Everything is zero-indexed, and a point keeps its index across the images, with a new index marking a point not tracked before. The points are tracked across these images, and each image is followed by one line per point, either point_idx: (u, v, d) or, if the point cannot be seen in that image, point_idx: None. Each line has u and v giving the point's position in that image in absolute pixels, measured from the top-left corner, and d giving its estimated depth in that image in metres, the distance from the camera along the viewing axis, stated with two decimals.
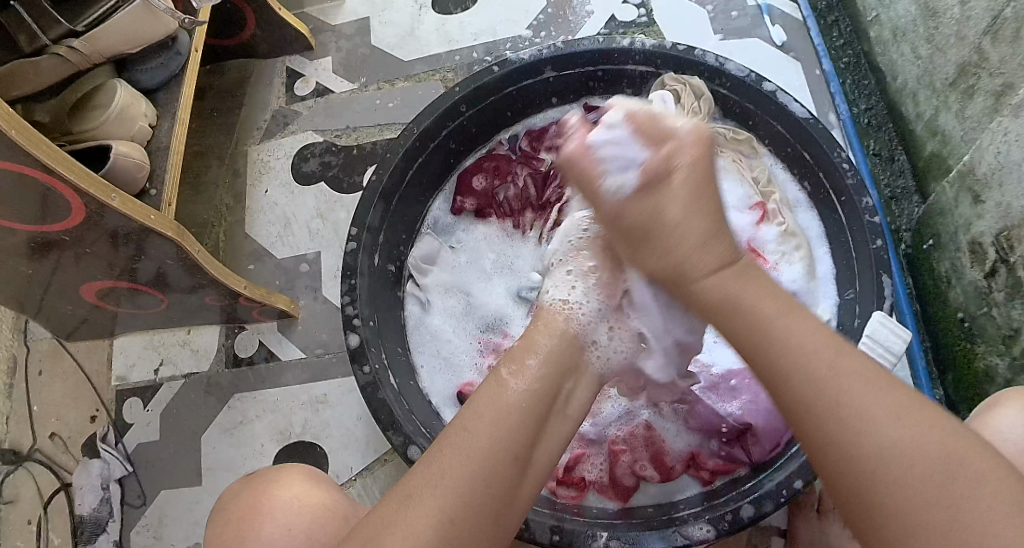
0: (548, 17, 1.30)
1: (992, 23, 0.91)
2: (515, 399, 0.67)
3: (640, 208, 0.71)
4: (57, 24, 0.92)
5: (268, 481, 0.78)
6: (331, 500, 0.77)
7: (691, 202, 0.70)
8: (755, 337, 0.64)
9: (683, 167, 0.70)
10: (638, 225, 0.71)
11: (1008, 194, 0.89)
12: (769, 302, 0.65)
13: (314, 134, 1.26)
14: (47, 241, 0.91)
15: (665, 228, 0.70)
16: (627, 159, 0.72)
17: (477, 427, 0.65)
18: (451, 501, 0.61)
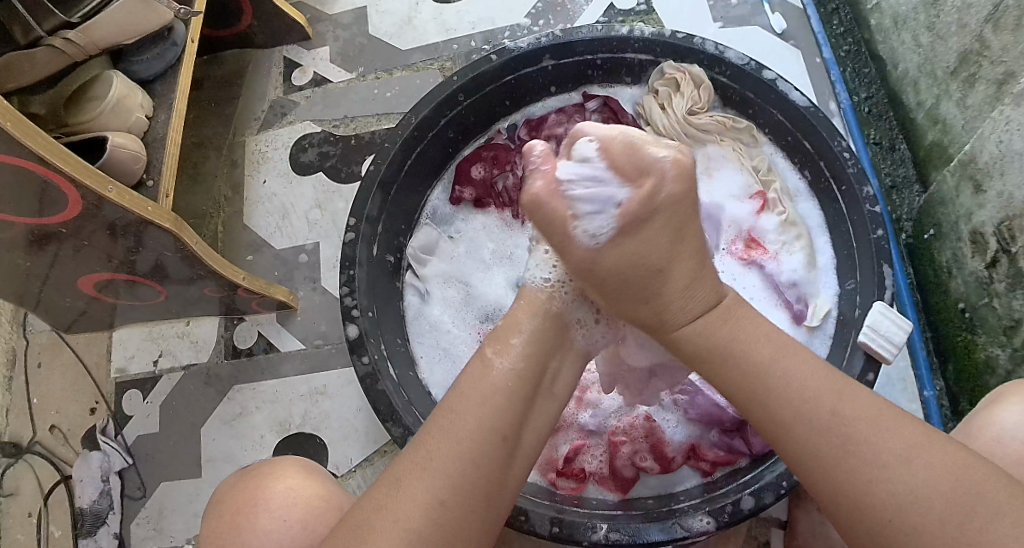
0: (547, 5, 1.29)
1: (995, 11, 0.90)
2: (501, 380, 0.68)
3: (620, 252, 0.70)
4: (52, 16, 0.90)
5: (259, 472, 0.78)
6: (325, 488, 0.78)
7: (679, 239, 0.71)
8: (747, 378, 0.67)
9: (665, 204, 0.69)
10: (624, 271, 0.71)
11: (1009, 184, 0.89)
12: (759, 346, 0.68)
13: (312, 124, 1.26)
14: (45, 233, 0.90)
15: (649, 273, 0.71)
16: (603, 203, 0.69)
17: (465, 409, 0.66)
18: (442, 483, 0.62)
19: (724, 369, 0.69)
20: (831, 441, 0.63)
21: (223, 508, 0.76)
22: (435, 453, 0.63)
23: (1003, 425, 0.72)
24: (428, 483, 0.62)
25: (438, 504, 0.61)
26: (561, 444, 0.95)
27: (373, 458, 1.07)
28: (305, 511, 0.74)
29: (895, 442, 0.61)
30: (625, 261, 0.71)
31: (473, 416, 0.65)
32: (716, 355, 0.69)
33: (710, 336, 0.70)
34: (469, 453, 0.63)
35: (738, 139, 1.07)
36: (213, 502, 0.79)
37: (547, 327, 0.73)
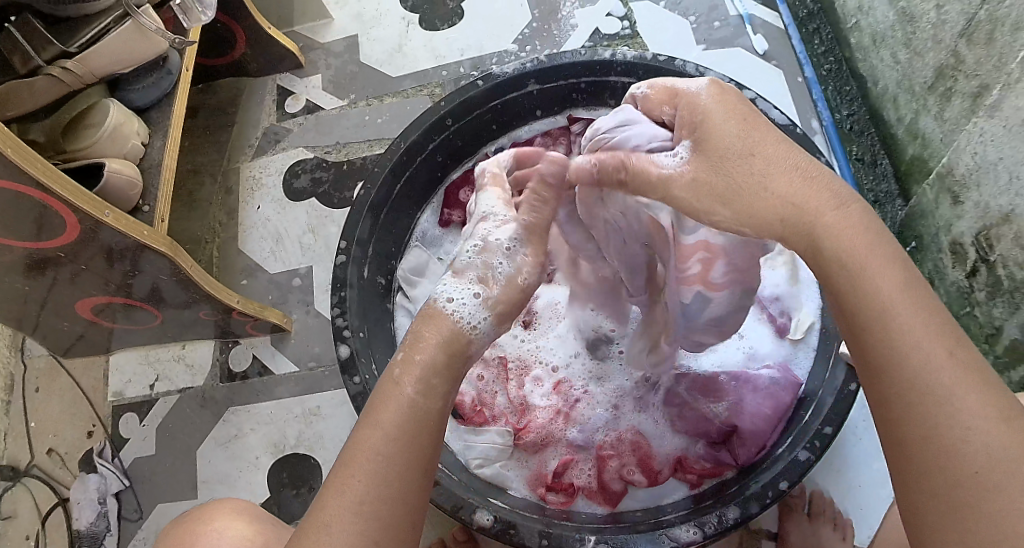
0: (533, 31, 1.33)
1: (967, 26, 0.92)
2: (396, 409, 0.62)
3: (708, 148, 0.67)
4: (51, 45, 0.94)
5: (191, 522, 0.79)
6: (257, 530, 0.77)
7: (745, 131, 0.66)
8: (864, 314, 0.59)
9: (710, 108, 0.67)
10: (724, 168, 0.66)
11: (985, 194, 0.91)
12: (882, 270, 0.59)
13: (306, 151, 1.28)
14: (43, 258, 0.92)
15: (746, 167, 0.65)
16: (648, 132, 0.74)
17: (385, 444, 0.60)
18: (376, 524, 0.58)
19: (852, 301, 0.60)
20: (905, 381, 0.56)
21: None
22: (348, 497, 0.58)
23: None
24: (351, 527, 0.58)
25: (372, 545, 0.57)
26: (551, 459, 0.97)
27: None
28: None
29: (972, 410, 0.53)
30: (715, 163, 0.66)
31: (394, 455, 0.60)
32: (836, 272, 0.61)
33: (838, 239, 0.61)
34: (383, 485, 0.59)
35: None
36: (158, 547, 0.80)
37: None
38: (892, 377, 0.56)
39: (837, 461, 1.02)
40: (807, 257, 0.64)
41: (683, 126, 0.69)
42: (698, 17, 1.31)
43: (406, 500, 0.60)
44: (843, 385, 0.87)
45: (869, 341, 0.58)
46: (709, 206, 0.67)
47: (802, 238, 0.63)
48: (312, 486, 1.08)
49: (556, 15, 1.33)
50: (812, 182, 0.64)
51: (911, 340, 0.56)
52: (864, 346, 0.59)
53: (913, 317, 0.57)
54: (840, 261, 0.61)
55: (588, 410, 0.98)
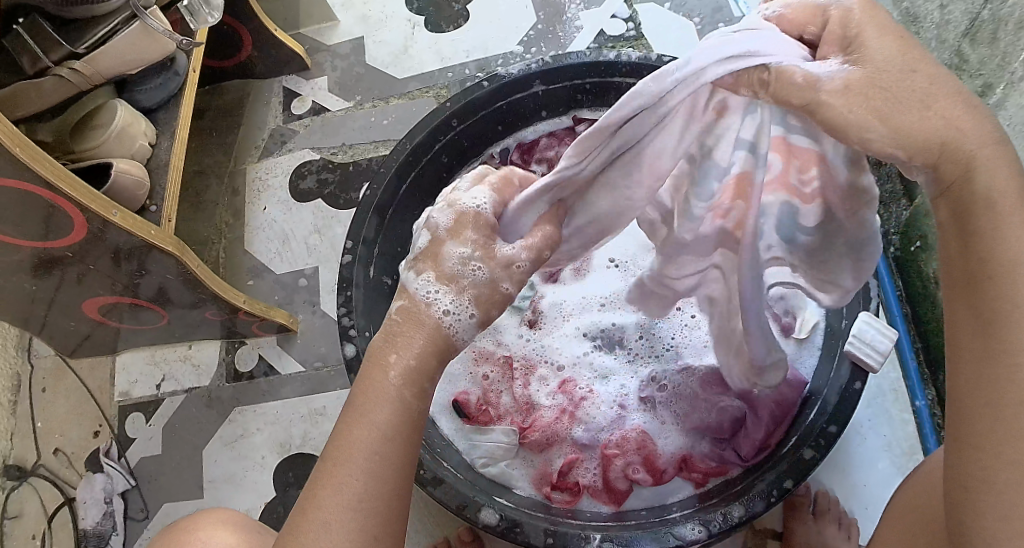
0: (538, 33, 1.33)
1: (970, 26, 0.92)
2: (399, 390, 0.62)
3: (866, 73, 0.59)
4: (59, 46, 0.95)
5: (179, 530, 0.79)
6: (241, 540, 0.77)
7: (905, 46, 0.59)
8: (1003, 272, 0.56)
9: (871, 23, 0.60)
10: (881, 82, 0.58)
11: None
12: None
13: (310, 152, 1.29)
14: (51, 257, 0.93)
15: (908, 82, 0.58)
16: (789, 48, 0.62)
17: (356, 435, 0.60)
18: (371, 520, 0.59)
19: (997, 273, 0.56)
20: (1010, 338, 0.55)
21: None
22: (345, 497, 0.59)
23: None
24: (350, 524, 0.58)
25: (370, 539, 0.59)
26: (556, 458, 0.97)
27: None
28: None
29: None
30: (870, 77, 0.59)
31: (375, 448, 0.60)
32: (979, 214, 0.58)
33: (972, 194, 0.58)
34: (383, 480, 0.60)
35: None
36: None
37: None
38: (1002, 331, 0.55)
39: (842, 458, 1.02)
40: (954, 191, 0.59)
41: (832, 42, 0.61)
42: (703, 18, 1.31)
43: (395, 495, 0.60)
44: (847, 384, 0.87)
45: (993, 291, 0.56)
46: (864, 118, 0.58)
47: (956, 168, 0.58)
48: None
49: (561, 17, 1.34)
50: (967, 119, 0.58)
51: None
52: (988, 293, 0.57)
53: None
54: (977, 200, 0.58)
55: (592, 409, 0.99)
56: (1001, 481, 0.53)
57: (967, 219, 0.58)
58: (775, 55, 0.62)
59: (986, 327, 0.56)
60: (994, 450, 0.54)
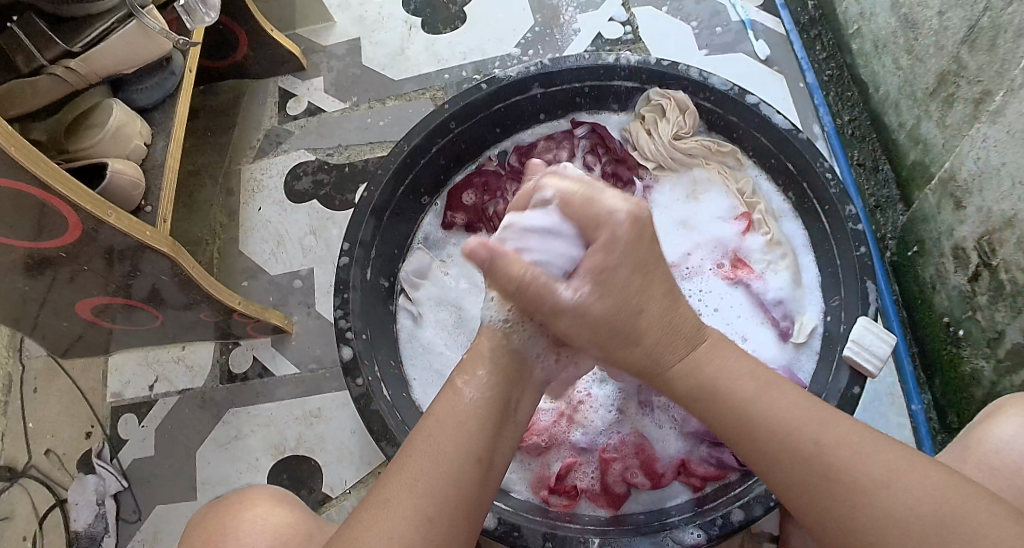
0: (536, 35, 1.33)
1: (970, 33, 0.92)
2: (471, 405, 0.70)
3: (597, 306, 0.70)
4: (54, 44, 0.94)
5: (228, 504, 0.78)
6: (296, 518, 0.78)
7: (642, 278, 0.71)
8: (744, 421, 0.67)
9: (615, 252, 0.70)
10: (610, 285, 0.70)
11: (988, 200, 0.90)
12: (746, 382, 0.69)
13: (306, 153, 1.28)
14: (43, 257, 0.91)
15: (632, 288, 0.70)
16: (551, 255, 0.72)
17: (441, 434, 0.68)
18: (427, 501, 0.64)
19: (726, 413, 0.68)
20: (813, 468, 0.64)
21: (194, 540, 0.77)
22: (409, 477, 0.65)
23: (1000, 439, 0.74)
24: (411, 502, 0.64)
25: (427, 521, 0.63)
26: (553, 462, 0.96)
27: (367, 479, 1.07)
28: (270, 542, 0.74)
29: (873, 467, 0.63)
30: (607, 314, 0.70)
31: (447, 443, 0.67)
32: (708, 380, 0.70)
33: (697, 370, 0.70)
34: (447, 468, 0.65)
35: (723, 163, 1.10)
36: (186, 535, 0.79)
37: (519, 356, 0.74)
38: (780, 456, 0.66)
39: None
40: (687, 366, 0.70)
41: (586, 275, 0.70)
42: (700, 23, 1.31)
43: (458, 484, 0.65)
44: (846, 388, 0.88)
45: (751, 429, 0.67)
46: (639, 331, 0.70)
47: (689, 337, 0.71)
48: (312, 488, 1.08)
49: (559, 20, 1.34)
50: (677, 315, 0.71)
51: (783, 435, 0.66)
52: (756, 451, 0.67)
53: (780, 415, 0.67)
54: (702, 383, 0.70)
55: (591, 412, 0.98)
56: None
57: (705, 389, 0.70)
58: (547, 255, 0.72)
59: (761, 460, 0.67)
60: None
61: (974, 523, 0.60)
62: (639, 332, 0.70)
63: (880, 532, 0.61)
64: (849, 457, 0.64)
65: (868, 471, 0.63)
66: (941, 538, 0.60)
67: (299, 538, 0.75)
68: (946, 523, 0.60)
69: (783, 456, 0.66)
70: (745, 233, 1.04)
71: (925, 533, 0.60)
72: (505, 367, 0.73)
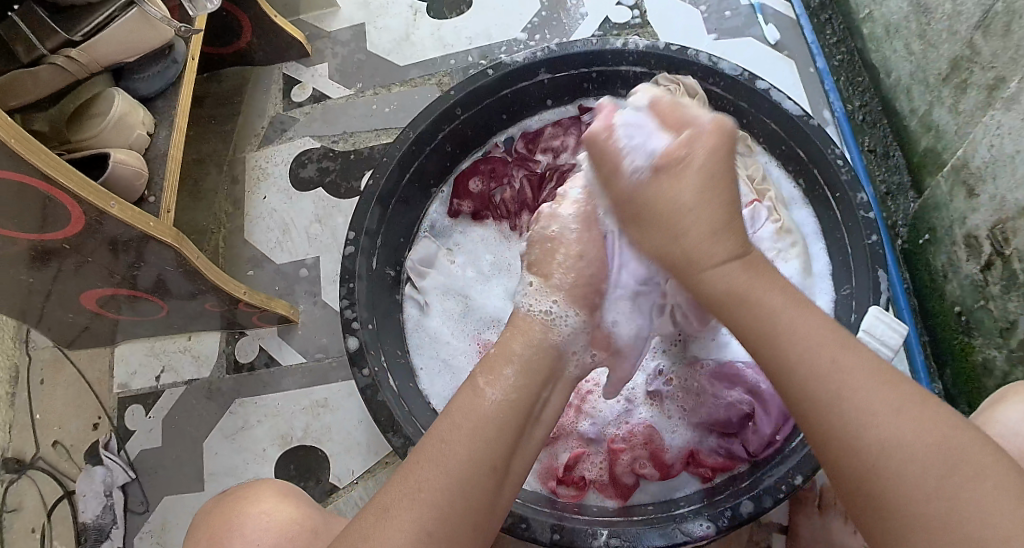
0: (542, 20, 1.31)
1: (984, 18, 0.91)
2: (491, 409, 0.68)
3: (656, 191, 0.71)
4: (55, 33, 0.93)
5: (236, 500, 0.78)
6: (301, 513, 0.77)
7: (705, 185, 0.70)
8: (764, 329, 0.64)
9: (700, 155, 0.70)
10: (662, 200, 0.71)
11: (1002, 188, 0.88)
12: (778, 294, 0.66)
13: (311, 140, 1.27)
14: (47, 249, 0.91)
15: (676, 196, 0.70)
16: (644, 142, 0.73)
17: (455, 438, 0.66)
18: (430, 512, 0.62)
19: (745, 319, 0.66)
20: (826, 387, 0.60)
21: (200, 537, 0.77)
22: (412, 482, 0.63)
23: (1003, 424, 0.72)
24: (410, 513, 0.62)
25: (426, 535, 0.61)
26: (562, 452, 0.96)
27: (375, 469, 1.07)
28: (277, 542, 0.74)
29: (885, 396, 0.58)
30: (652, 201, 0.72)
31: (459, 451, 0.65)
32: (741, 274, 0.67)
33: (730, 277, 0.67)
34: (455, 479, 0.63)
35: None
36: (194, 527, 0.79)
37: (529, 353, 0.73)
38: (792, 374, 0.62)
39: None
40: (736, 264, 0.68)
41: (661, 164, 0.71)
42: (709, 6, 1.29)
43: (467, 491, 0.63)
44: None
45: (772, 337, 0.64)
46: (688, 231, 0.70)
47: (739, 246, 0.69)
48: (319, 479, 1.08)
49: (565, 4, 1.32)
50: (729, 226, 0.69)
51: (799, 344, 0.62)
52: (775, 362, 0.63)
53: (803, 329, 0.63)
54: (727, 293, 0.67)
55: (599, 403, 0.98)
56: (893, 491, 0.56)
57: (745, 284, 0.67)
58: (637, 143, 0.73)
59: (777, 379, 0.63)
60: (875, 477, 0.57)
61: (986, 465, 0.55)
62: (682, 232, 0.70)
63: (884, 458, 0.57)
64: (866, 380, 0.59)
65: (882, 398, 0.58)
66: (948, 476, 0.55)
67: (305, 538, 0.74)
68: (955, 463, 0.55)
69: (805, 366, 0.61)
70: (754, 224, 1.00)
71: (930, 466, 0.56)
72: (530, 357, 0.73)
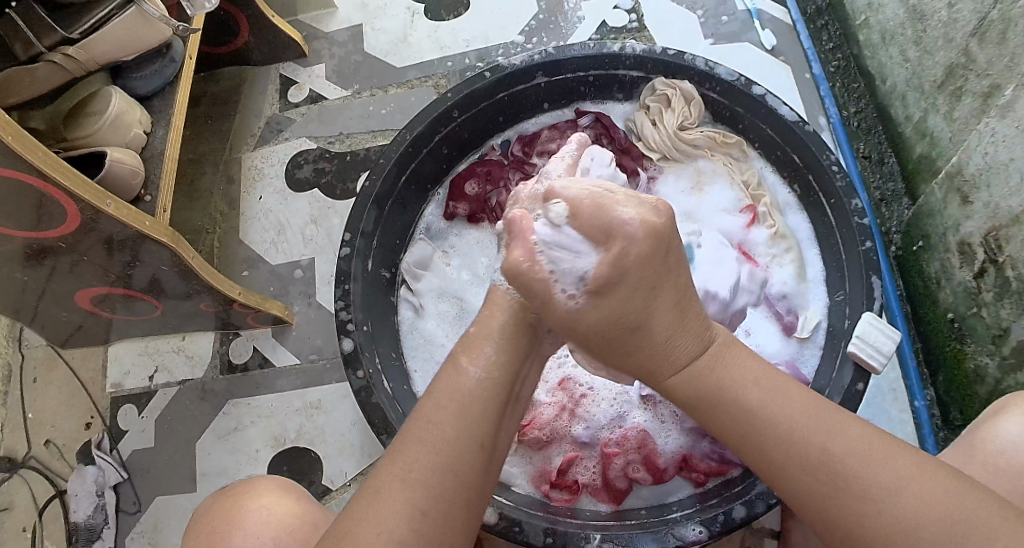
0: (540, 23, 1.32)
1: (979, 25, 0.91)
2: (474, 386, 0.67)
3: (602, 309, 0.66)
4: (52, 32, 0.92)
5: (237, 493, 0.78)
6: (301, 508, 0.77)
7: (651, 296, 0.66)
8: (744, 423, 0.64)
9: (633, 267, 0.65)
10: (613, 309, 0.66)
11: (996, 195, 0.89)
12: (748, 387, 0.65)
13: (307, 141, 1.27)
14: (42, 247, 0.90)
15: (632, 301, 0.66)
16: (573, 257, 0.66)
17: (442, 418, 0.65)
18: (420, 494, 0.61)
19: (720, 414, 0.66)
20: (819, 477, 0.61)
21: (199, 531, 0.76)
22: (400, 465, 0.63)
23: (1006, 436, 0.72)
24: (402, 497, 0.61)
25: (419, 515, 0.61)
26: (555, 456, 0.96)
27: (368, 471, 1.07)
28: (280, 532, 0.74)
29: (885, 473, 0.59)
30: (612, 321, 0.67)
31: (447, 429, 0.64)
32: (713, 369, 0.67)
33: (699, 378, 0.67)
34: (444, 459, 0.63)
35: (728, 155, 1.09)
36: (193, 523, 0.79)
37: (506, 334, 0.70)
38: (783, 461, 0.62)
39: None
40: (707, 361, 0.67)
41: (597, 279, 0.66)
42: (706, 11, 1.30)
43: (455, 471, 0.63)
44: (850, 385, 0.87)
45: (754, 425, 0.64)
46: (653, 337, 0.67)
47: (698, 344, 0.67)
48: (312, 480, 1.08)
49: (562, 7, 1.32)
50: (686, 323, 0.68)
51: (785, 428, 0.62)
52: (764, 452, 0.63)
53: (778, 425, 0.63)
54: (704, 396, 0.66)
55: (593, 405, 0.98)
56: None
57: (715, 384, 0.66)
58: (565, 262, 0.66)
59: (767, 473, 0.63)
60: None
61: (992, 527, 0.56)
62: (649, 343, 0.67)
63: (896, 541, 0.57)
64: (860, 464, 0.60)
65: (878, 479, 0.59)
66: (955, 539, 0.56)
67: (308, 527, 0.75)
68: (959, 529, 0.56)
69: (793, 458, 0.62)
70: (750, 226, 1.04)
71: (936, 539, 0.56)
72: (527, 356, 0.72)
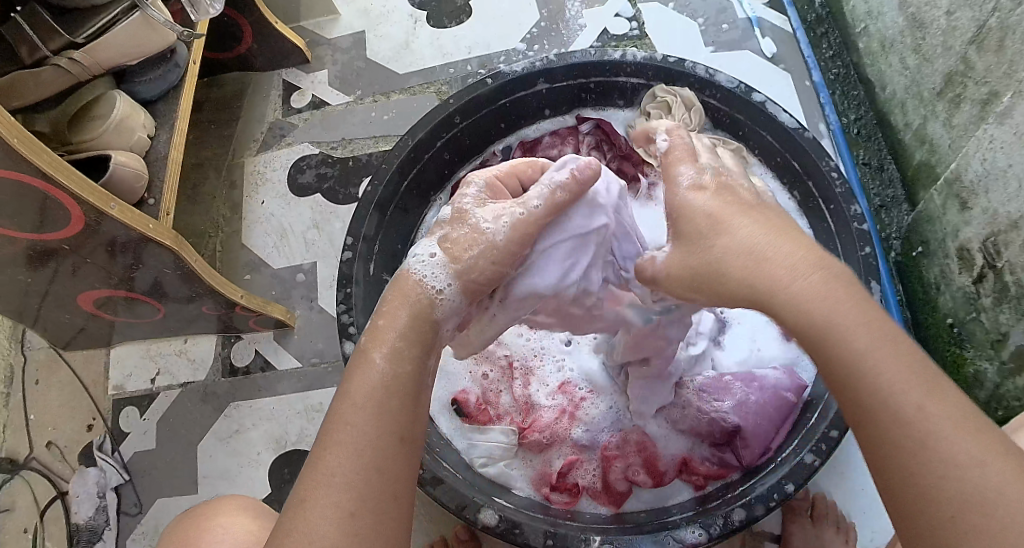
0: (542, 30, 1.33)
1: (978, 33, 0.92)
2: (380, 380, 0.64)
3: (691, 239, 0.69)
4: (57, 36, 0.94)
5: (197, 517, 0.80)
6: (260, 524, 0.78)
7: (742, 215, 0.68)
8: (846, 371, 0.58)
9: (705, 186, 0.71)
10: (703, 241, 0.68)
11: (994, 201, 0.89)
12: (863, 328, 0.59)
13: (310, 146, 1.28)
14: (46, 249, 0.91)
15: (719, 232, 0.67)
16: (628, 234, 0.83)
17: (359, 419, 0.62)
18: (346, 495, 0.59)
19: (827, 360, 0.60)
20: (908, 434, 0.55)
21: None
22: (322, 472, 0.60)
23: None
24: (326, 502, 0.59)
25: (348, 517, 0.58)
26: (555, 459, 0.96)
27: None
28: (239, 546, 0.75)
29: (969, 444, 0.54)
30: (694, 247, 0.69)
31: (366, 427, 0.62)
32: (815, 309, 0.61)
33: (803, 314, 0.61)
34: (367, 459, 0.60)
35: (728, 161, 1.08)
36: (164, 542, 0.81)
37: (409, 319, 0.68)
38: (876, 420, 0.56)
39: (839, 462, 1.01)
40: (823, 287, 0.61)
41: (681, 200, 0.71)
42: (707, 20, 1.31)
43: (381, 469, 0.61)
44: None
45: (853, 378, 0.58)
46: (757, 254, 0.65)
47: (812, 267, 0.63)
48: None
49: (564, 15, 1.33)
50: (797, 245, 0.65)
51: (877, 383, 0.57)
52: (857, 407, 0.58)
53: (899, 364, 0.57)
54: (814, 328, 0.60)
55: (591, 409, 0.98)
56: None
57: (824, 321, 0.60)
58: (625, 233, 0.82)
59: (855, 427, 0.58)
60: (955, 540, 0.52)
61: None
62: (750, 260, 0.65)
63: (964, 518, 0.52)
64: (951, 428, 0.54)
65: (965, 447, 0.54)
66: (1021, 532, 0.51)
67: (265, 539, 0.75)
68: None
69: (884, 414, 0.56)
70: None
71: (1012, 524, 0.51)
72: None
